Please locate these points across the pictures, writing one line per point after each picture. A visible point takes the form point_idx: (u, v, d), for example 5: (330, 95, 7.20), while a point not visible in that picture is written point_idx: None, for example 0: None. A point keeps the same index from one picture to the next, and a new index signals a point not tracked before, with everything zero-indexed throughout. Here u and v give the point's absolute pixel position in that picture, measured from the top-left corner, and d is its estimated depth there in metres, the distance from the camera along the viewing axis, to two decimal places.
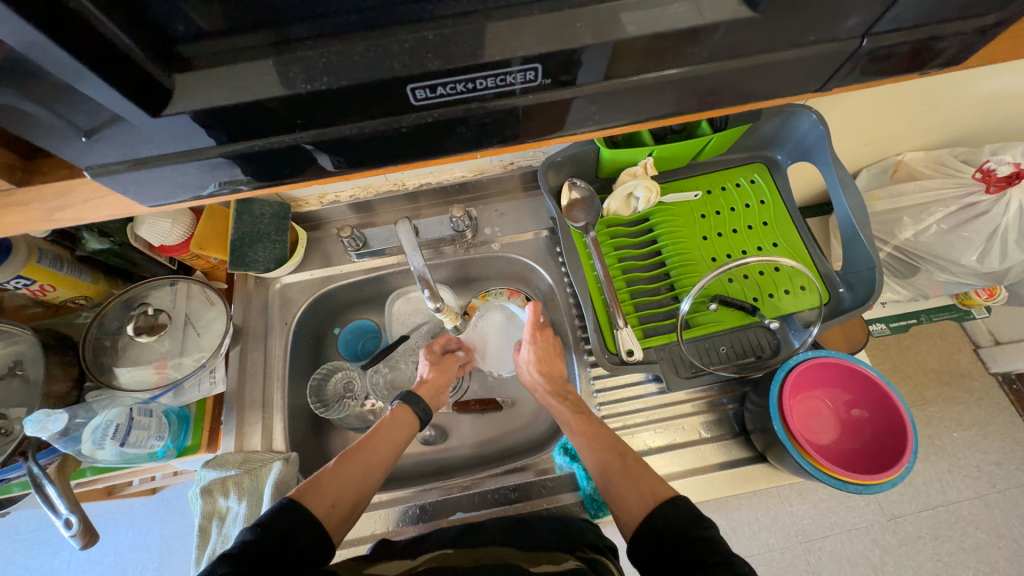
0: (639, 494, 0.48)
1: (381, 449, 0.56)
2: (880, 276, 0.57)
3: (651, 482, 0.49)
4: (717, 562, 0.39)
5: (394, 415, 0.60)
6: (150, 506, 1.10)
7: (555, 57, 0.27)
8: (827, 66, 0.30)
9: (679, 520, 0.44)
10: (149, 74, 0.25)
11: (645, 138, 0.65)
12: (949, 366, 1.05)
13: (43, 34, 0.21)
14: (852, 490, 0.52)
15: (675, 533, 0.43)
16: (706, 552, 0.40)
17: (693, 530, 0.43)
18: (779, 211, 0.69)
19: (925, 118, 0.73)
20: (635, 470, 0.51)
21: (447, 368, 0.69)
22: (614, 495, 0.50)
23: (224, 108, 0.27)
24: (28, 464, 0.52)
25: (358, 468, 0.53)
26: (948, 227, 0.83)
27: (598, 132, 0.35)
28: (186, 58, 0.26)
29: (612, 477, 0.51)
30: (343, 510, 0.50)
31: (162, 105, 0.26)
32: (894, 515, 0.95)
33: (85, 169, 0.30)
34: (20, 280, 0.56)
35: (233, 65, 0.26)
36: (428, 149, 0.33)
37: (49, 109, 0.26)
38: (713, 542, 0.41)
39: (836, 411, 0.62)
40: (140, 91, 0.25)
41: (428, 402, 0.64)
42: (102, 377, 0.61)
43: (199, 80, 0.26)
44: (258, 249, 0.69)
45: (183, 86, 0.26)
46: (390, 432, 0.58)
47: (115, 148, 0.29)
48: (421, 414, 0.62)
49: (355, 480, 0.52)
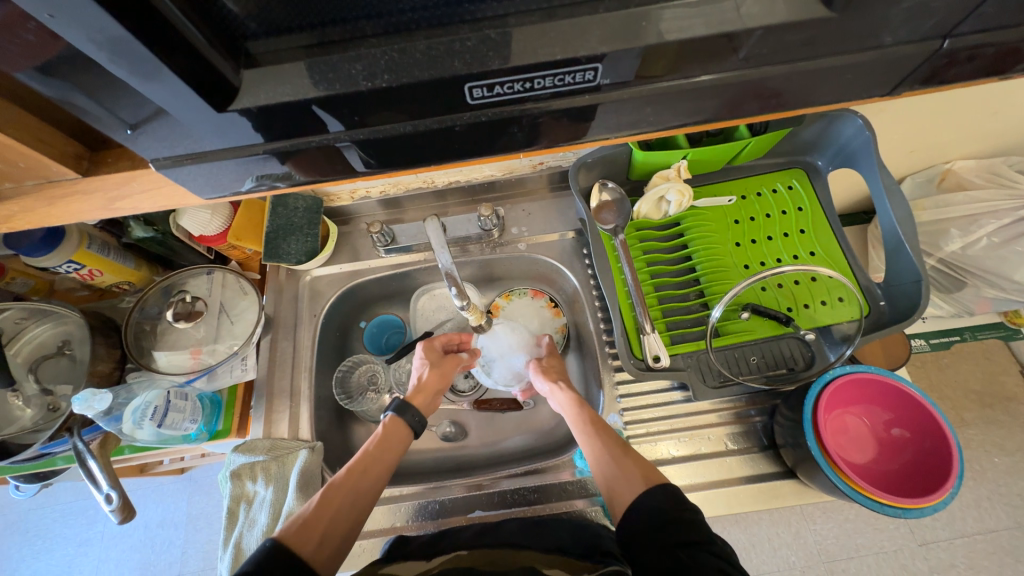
0: (633, 479, 0.48)
1: (371, 473, 0.53)
2: (926, 290, 0.54)
3: (648, 470, 0.49)
4: (699, 542, 0.41)
5: (386, 430, 0.57)
6: (178, 486, 1.14)
7: (616, 57, 0.27)
8: (902, 69, 0.29)
9: (666, 502, 0.45)
10: (219, 70, 0.26)
11: (680, 141, 0.63)
12: (993, 388, 0.99)
13: (126, 29, 0.22)
14: (889, 513, 0.49)
15: (664, 517, 0.43)
16: (690, 531, 0.42)
17: (680, 513, 0.43)
18: (818, 219, 0.67)
19: (983, 124, 0.69)
20: (632, 457, 0.51)
21: (446, 370, 0.66)
22: (610, 481, 0.50)
23: (287, 105, 0.27)
24: (73, 439, 0.55)
25: (349, 492, 0.50)
26: (1000, 241, 0.80)
27: (644, 135, 0.35)
28: (253, 54, 0.27)
29: (609, 463, 0.51)
30: (331, 548, 0.46)
31: (229, 100, 0.27)
32: (926, 540, 0.91)
33: (153, 163, 0.31)
34: (72, 264, 0.59)
35: (297, 61, 0.27)
36: (474, 149, 0.33)
37: (101, 105, 0.28)
38: (697, 526, 0.42)
39: (874, 429, 0.59)
40: (211, 86, 0.26)
41: (422, 409, 0.61)
42: (141, 359, 0.64)
43: (263, 76, 0.27)
44: (291, 241, 0.71)
45: (250, 82, 0.27)
46: (384, 446, 0.56)
47: (156, 142, 0.30)
48: (415, 423, 0.59)
49: (344, 513, 0.49)
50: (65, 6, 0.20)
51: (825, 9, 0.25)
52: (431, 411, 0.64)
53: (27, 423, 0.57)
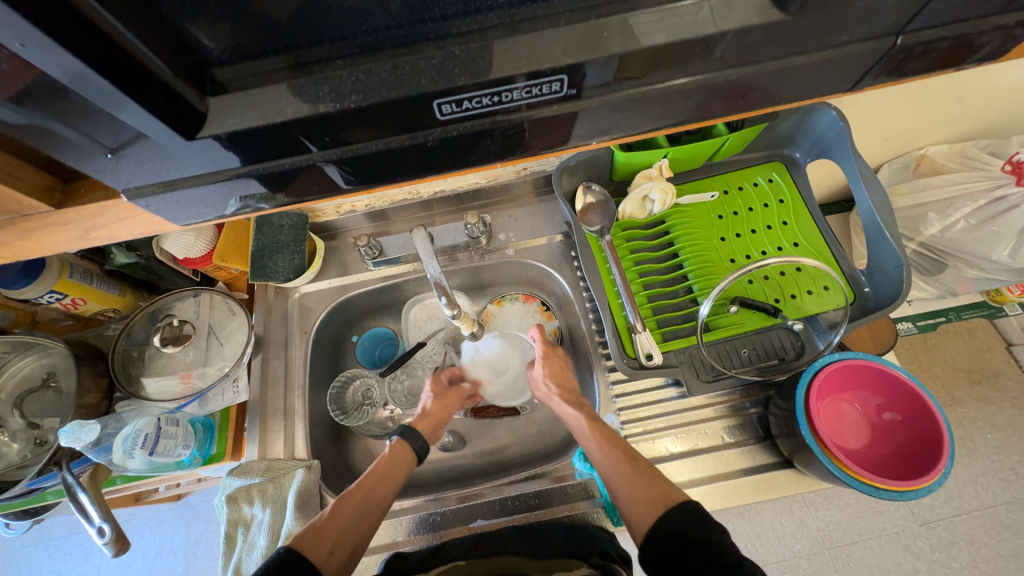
0: (649, 498, 0.47)
1: (378, 493, 0.51)
2: (908, 274, 0.55)
3: (664, 487, 0.48)
4: (725, 564, 0.39)
5: (392, 453, 0.56)
6: (176, 512, 1.12)
7: (582, 66, 0.27)
8: (860, 66, 0.29)
9: (685, 521, 0.43)
10: (185, 98, 0.26)
11: (660, 141, 0.64)
12: (980, 365, 1.01)
13: (87, 66, 0.22)
14: (886, 497, 0.50)
15: (686, 538, 0.42)
16: (716, 553, 0.40)
17: (702, 532, 0.42)
18: (799, 210, 0.68)
19: (951, 110, 0.71)
20: (645, 473, 0.50)
21: (449, 400, 0.65)
22: (624, 500, 0.49)
23: (256, 130, 0.27)
24: (62, 473, 0.54)
25: (357, 508, 0.50)
26: (977, 222, 0.80)
27: (618, 140, 0.35)
28: (220, 82, 0.27)
29: (622, 482, 0.50)
30: (341, 559, 0.46)
31: (196, 129, 0.27)
32: (927, 520, 0.92)
33: (123, 191, 0.31)
34: (53, 294, 0.58)
35: (265, 86, 0.27)
36: (451, 161, 0.33)
37: (78, 130, 0.27)
38: (721, 545, 0.41)
39: (866, 415, 0.60)
40: (178, 116, 0.26)
41: (425, 435, 0.60)
42: (130, 388, 0.62)
43: (231, 103, 0.27)
44: (278, 260, 0.70)
45: (217, 110, 0.27)
46: (390, 470, 0.54)
47: (137, 166, 0.30)
48: (420, 449, 0.57)
49: (352, 528, 0.48)
50: (23, 39, 0.20)
51: (780, 13, 0.26)
52: (433, 441, 0.62)
53: (15, 458, 0.56)
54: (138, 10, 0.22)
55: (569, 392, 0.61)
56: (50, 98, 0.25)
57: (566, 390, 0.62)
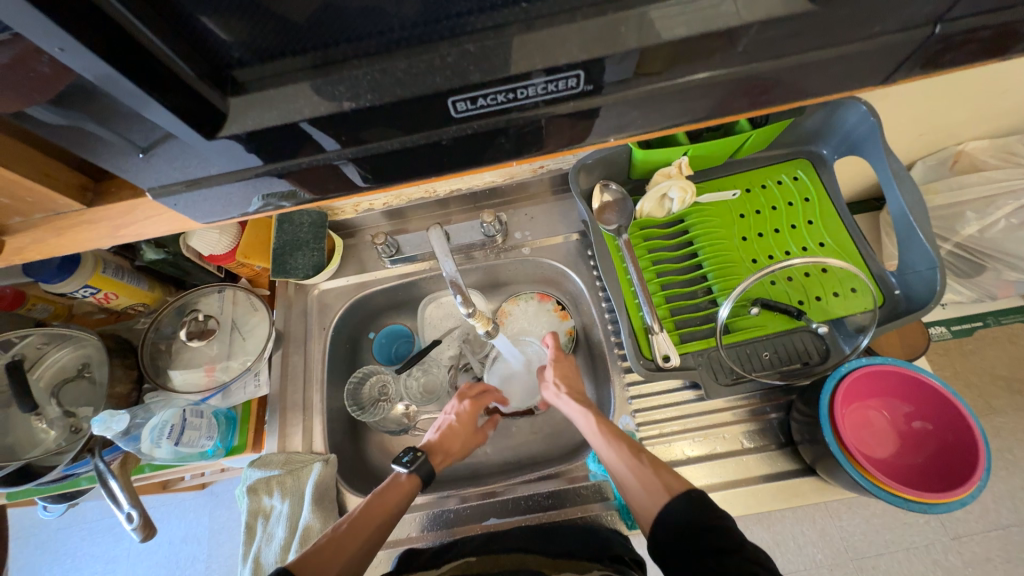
0: (655, 490, 0.47)
1: (381, 522, 0.52)
2: (943, 276, 0.53)
3: (669, 478, 0.47)
4: (732, 548, 0.40)
5: (397, 481, 0.57)
6: (201, 500, 1.16)
7: (598, 63, 0.27)
8: (894, 58, 0.28)
9: (693, 509, 0.43)
10: (208, 100, 0.26)
11: (680, 138, 0.63)
12: (1020, 373, 0.96)
13: (112, 68, 0.23)
14: (915, 509, 0.48)
15: (694, 525, 0.42)
16: (719, 536, 0.41)
17: (706, 519, 0.42)
18: (826, 209, 0.65)
19: (993, 103, 0.68)
20: (650, 465, 0.49)
21: (466, 421, 0.65)
22: (632, 494, 0.48)
23: (275, 129, 0.28)
24: (95, 460, 0.56)
25: (360, 538, 0.50)
26: (1019, 222, 0.77)
27: (637, 137, 0.34)
28: (240, 81, 0.27)
29: (628, 477, 0.49)
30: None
31: (217, 128, 0.27)
32: (959, 534, 0.88)
33: (148, 190, 0.32)
34: (88, 289, 0.61)
35: (283, 87, 0.27)
36: (467, 160, 0.33)
37: (115, 130, 0.29)
38: (725, 529, 0.41)
39: (895, 423, 0.57)
40: (199, 115, 0.26)
41: (433, 458, 0.60)
42: (158, 379, 0.65)
43: (250, 103, 0.27)
44: (298, 257, 0.72)
45: (237, 110, 0.27)
46: (391, 497, 0.55)
47: (168, 164, 0.31)
48: (426, 477, 0.58)
49: (354, 559, 0.49)
50: (55, 41, 0.21)
51: (808, 4, 0.25)
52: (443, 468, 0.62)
53: (51, 445, 0.59)
54: (160, 12, 0.23)
55: (576, 392, 0.61)
56: (86, 99, 0.28)
57: (573, 390, 0.61)
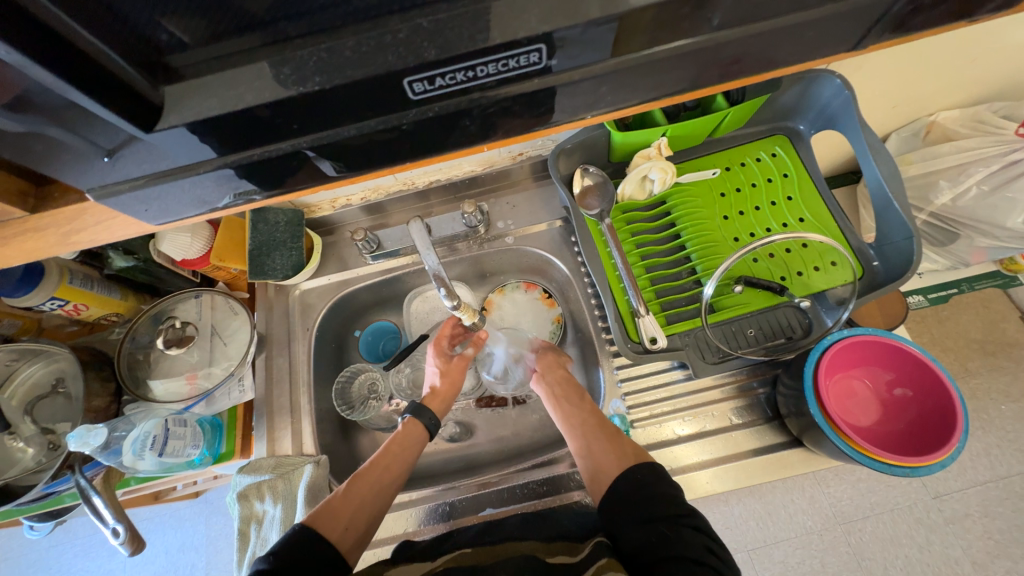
0: (623, 456, 0.51)
1: (390, 471, 0.55)
2: (919, 246, 0.54)
3: (638, 449, 0.52)
4: (682, 514, 0.43)
5: (404, 431, 0.59)
6: (195, 509, 1.14)
7: (558, 36, 0.26)
8: (859, 23, 0.28)
9: (649, 475, 0.47)
10: (139, 92, 0.25)
11: (657, 117, 0.62)
12: (994, 336, 0.99)
13: (23, 55, 0.21)
14: (897, 474, 0.49)
15: (648, 490, 0.45)
16: (666, 504, 0.44)
17: (659, 487, 0.46)
18: (804, 184, 0.66)
19: (963, 72, 0.68)
20: (623, 438, 0.53)
21: (455, 373, 0.66)
22: (597, 456, 0.52)
23: (217, 119, 0.26)
24: (75, 477, 0.54)
25: (371, 487, 0.53)
26: (990, 188, 0.78)
27: (610, 115, 0.33)
28: (175, 68, 0.26)
29: (597, 441, 0.53)
30: (354, 536, 0.49)
31: (154, 120, 0.26)
32: (940, 493, 0.91)
33: (87, 191, 0.30)
34: (55, 301, 0.58)
35: (222, 73, 0.26)
36: (433, 145, 0.32)
37: (76, 133, 0.27)
38: (676, 498, 0.45)
39: (877, 391, 0.59)
40: (129, 104, 0.25)
41: (436, 413, 0.62)
42: (137, 391, 0.63)
43: (195, 92, 0.26)
44: (276, 257, 0.70)
45: (172, 99, 0.26)
46: (402, 449, 0.57)
47: (135, 166, 0.29)
48: (430, 425, 0.60)
49: (367, 503, 0.52)
50: None
51: None
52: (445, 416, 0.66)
53: (30, 463, 0.57)
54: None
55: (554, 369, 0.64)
56: (32, 108, 0.25)
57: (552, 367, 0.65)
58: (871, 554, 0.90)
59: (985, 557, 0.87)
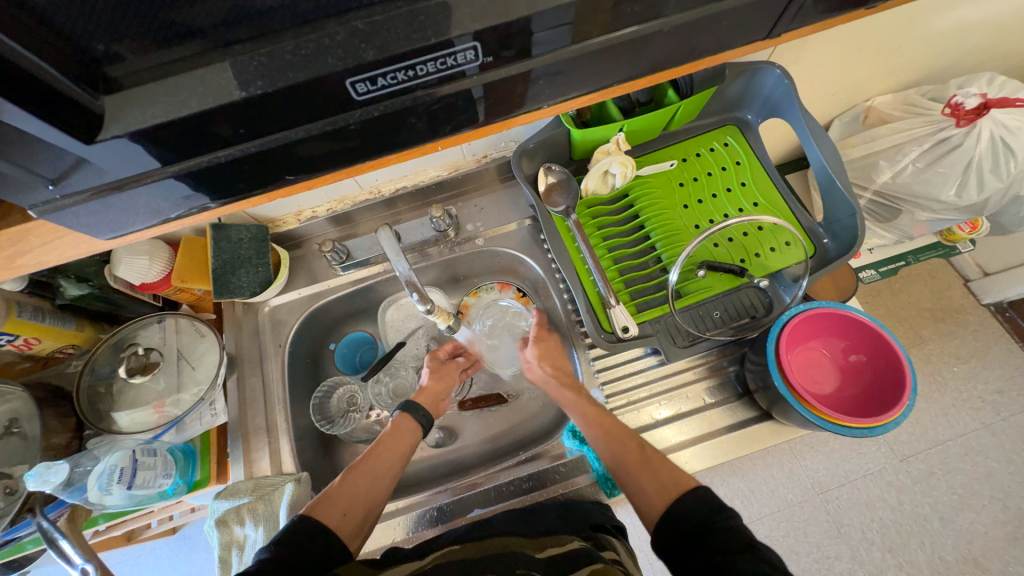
0: (659, 486, 0.48)
1: (385, 461, 0.55)
2: (861, 221, 0.58)
3: (674, 473, 0.49)
4: (741, 547, 0.40)
5: (396, 426, 0.59)
6: (173, 546, 1.09)
7: (492, 33, 0.27)
8: (772, 11, 0.30)
9: (704, 510, 0.44)
10: (80, 102, 0.25)
11: (613, 113, 0.64)
12: (942, 303, 1.06)
13: None
14: (858, 435, 0.52)
15: (702, 526, 0.43)
16: (728, 534, 0.41)
17: (717, 518, 0.43)
18: (755, 170, 0.69)
19: (890, 59, 0.73)
20: (657, 463, 0.51)
21: (449, 377, 0.68)
22: (636, 487, 0.50)
23: (164, 127, 0.26)
24: (36, 519, 0.51)
25: (369, 475, 0.53)
26: (924, 165, 0.83)
27: (558, 108, 0.35)
28: (115, 78, 0.25)
29: (635, 473, 0.51)
30: (355, 520, 0.49)
31: (96, 130, 0.25)
32: (905, 455, 0.96)
33: (30, 209, 0.29)
34: (2, 336, 0.55)
35: (164, 80, 0.26)
36: (385, 144, 0.32)
37: (16, 164, 0.26)
38: (732, 529, 0.41)
39: (835, 359, 0.63)
40: (70, 117, 0.25)
41: (428, 409, 0.63)
42: (101, 424, 0.59)
43: (131, 99, 0.26)
44: (242, 274, 0.68)
45: (114, 110, 0.26)
46: (394, 442, 0.57)
47: (80, 192, 0.29)
48: (424, 421, 0.61)
49: (364, 493, 0.52)
50: None
51: None
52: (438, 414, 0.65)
53: None
54: None
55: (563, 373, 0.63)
56: None
57: (559, 372, 0.63)
58: (849, 520, 0.94)
59: (950, 511, 0.93)
